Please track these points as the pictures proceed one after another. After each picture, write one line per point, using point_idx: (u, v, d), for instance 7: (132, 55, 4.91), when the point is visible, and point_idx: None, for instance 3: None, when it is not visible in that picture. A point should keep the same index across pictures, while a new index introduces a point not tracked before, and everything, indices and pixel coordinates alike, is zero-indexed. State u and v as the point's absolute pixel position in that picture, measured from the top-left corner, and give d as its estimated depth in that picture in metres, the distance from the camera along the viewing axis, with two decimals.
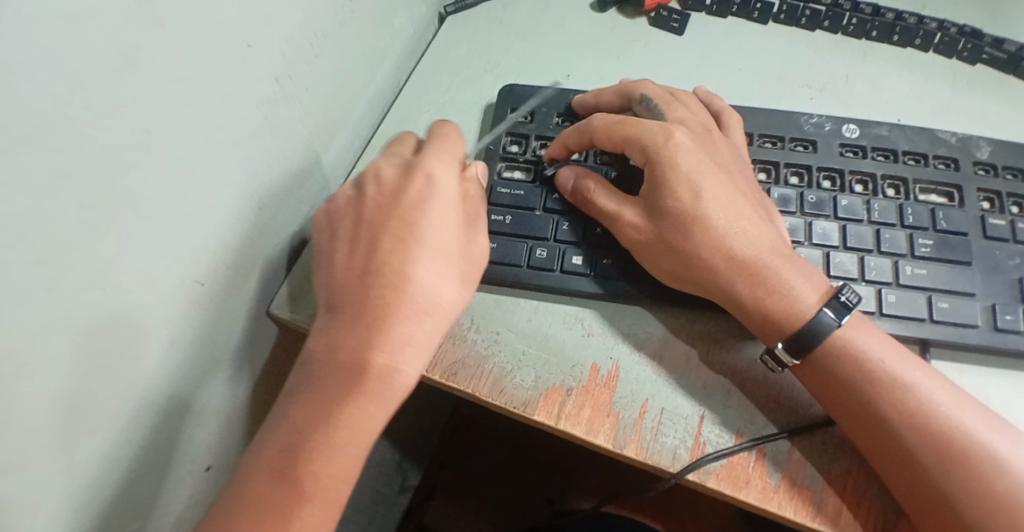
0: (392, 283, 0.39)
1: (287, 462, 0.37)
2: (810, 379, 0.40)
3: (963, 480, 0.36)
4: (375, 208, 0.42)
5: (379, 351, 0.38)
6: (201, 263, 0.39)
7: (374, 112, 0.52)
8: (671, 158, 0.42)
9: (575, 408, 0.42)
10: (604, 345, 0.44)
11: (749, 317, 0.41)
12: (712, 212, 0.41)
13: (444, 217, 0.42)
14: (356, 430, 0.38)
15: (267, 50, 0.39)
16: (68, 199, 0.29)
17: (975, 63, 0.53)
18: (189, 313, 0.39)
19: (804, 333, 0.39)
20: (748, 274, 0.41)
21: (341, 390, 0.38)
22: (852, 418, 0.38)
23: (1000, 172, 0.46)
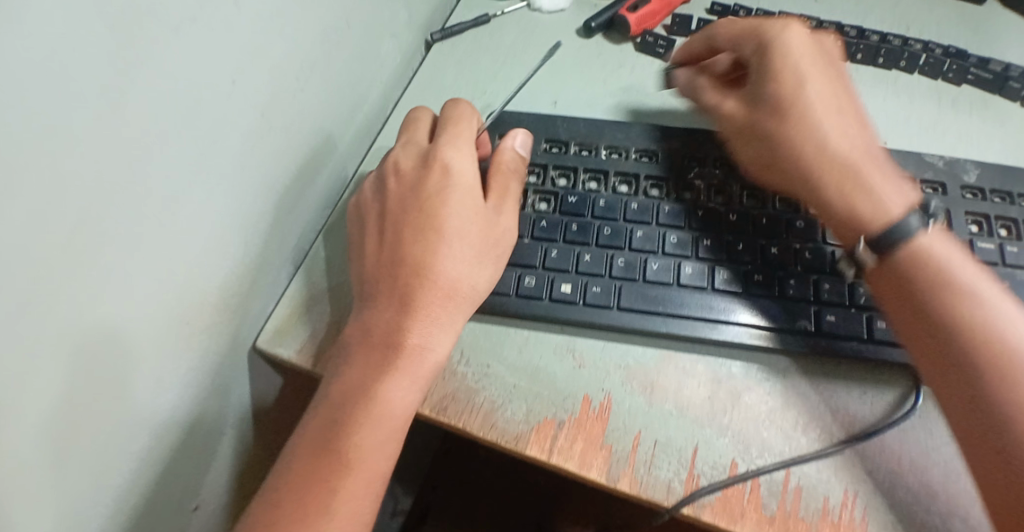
0: (415, 269, 0.41)
1: (319, 456, 0.37)
2: (873, 250, 0.41)
3: (1011, 389, 0.35)
4: (396, 200, 0.44)
5: (410, 331, 0.40)
6: (189, 299, 0.38)
7: (361, 142, 0.52)
8: (798, 79, 0.45)
9: (567, 442, 0.41)
10: (595, 376, 0.43)
11: (825, 190, 0.43)
12: (806, 106, 0.44)
13: (468, 198, 0.43)
14: (390, 415, 0.39)
15: (255, 83, 0.39)
16: (52, 244, 0.28)
17: (961, 84, 0.53)
18: (177, 352, 0.39)
19: (886, 230, 0.40)
20: (816, 136, 0.43)
21: (372, 375, 0.39)
22: (909, 274, 0.39)
23: (988, 195, 0.46)
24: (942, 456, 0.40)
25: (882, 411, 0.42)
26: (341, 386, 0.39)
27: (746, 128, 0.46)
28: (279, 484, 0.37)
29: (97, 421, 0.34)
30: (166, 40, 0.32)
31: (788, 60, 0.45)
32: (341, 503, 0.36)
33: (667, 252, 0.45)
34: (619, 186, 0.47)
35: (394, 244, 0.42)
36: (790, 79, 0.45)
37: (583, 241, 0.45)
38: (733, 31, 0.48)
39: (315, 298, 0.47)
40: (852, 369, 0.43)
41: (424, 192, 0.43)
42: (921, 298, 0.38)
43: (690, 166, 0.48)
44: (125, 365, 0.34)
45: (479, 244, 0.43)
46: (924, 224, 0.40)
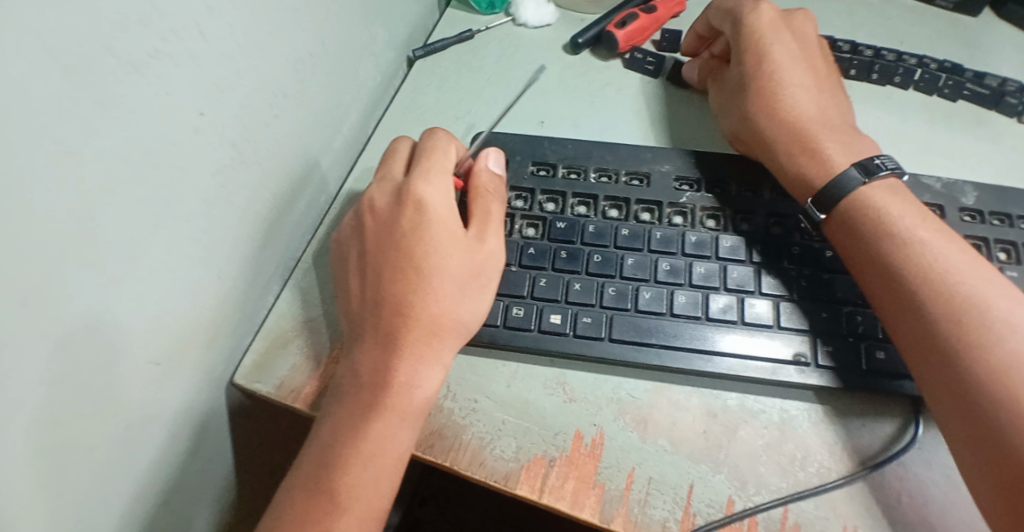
0: (396, 309, 0.40)
1: (312, 503, 0.36)
2: (834, 224, 0.43)
3: (961, 334, 0.37)
4: (375, 235, 0.42)
5: (397, 369, 0.39)
6: (152, 343, 0.37)
7: (341, 165, 0.50)
8: (760, 50, 0.47)
9: (558, 480, 0.40)
10: (586, 410, 0.42)
11: (777, 155, 0.45)
12: (765, 77, 0.47)
13: (449, 229, 0.42)
14: (382, 458, 0.38)
15: (220, 118, 0.37)
16: (4, 300, 0.28)
17: (956, 100, 0.52)
18: (139, 394, 0.37)
19: (829, 187, 0.43)
20: (775, 105, 0.46)
21: (362, 414, 0.38)
22: (867, 244, 0.41)
23: (987, 217, 0.45)
24: (944, 491, 0.39)
25: (882, 442, 0.40)
26: (332, 427, 0.38)
27: (725, 104, 0.49)
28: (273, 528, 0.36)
29: (54, 473, 0.33)
30: (116, 87, 0.31)
31: (757, 38, 0.47)
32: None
33: (659, 280, 0.43)
34: (608, 211, 0.46)
35: (376, 277, 0.41)
36: (754, 56, 0.47)
37: (572, 269, 0.44)
38: (723, 10, 0.50)
39: (296, 331, 0.45)
40: (851, 400, 0.42)
41: (405, 227, 0.42)
42: (880, 267, 0.40)
43: (682, 190, 0.46)
44: (72, 414, 0.33)
45: (464, 276, 0.41)
46: (867, 178, 0.42)
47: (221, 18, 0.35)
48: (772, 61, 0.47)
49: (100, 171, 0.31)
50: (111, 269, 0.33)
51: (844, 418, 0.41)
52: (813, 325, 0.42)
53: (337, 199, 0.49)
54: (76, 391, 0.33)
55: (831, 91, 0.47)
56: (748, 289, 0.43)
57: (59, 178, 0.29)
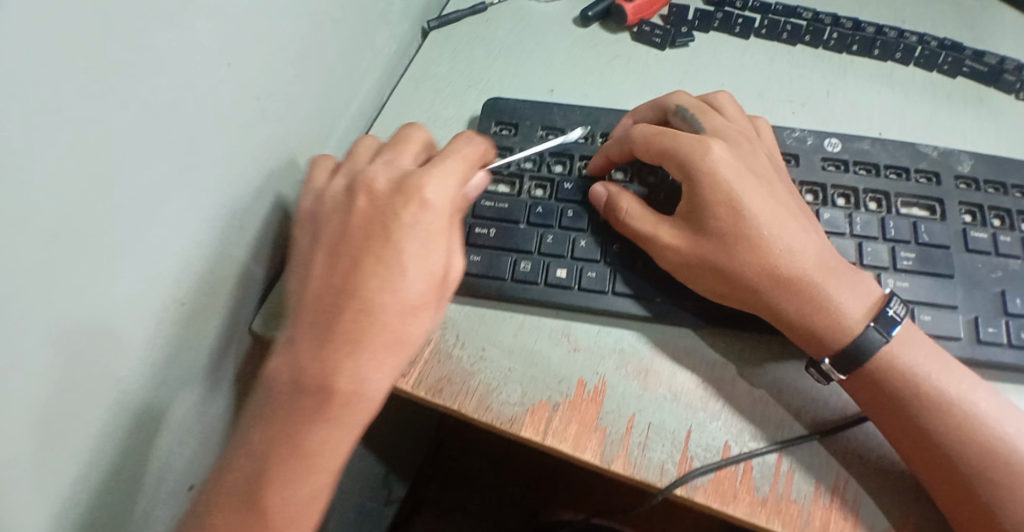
0: (359, 303, 0.37)
1: (239, 504, 0.36)
2: (857, 383, 0.40)
3: (965, 456, 0.38)
4: (359, 221, 0.39)
5: (342, 373, 0.37)
6: (186, 284, 0.38)
7: (356, 130, 0.52)
8: (733, 197, 0.41)
9: (562, 424, 0.42)
10: (589, 360, 0.44)
11: (794, 331, 0.41)
12: (757, 231, 0.41)
13: (434, 246, 0.39)
14: (316, 463, 0.37)
15: (248, 71, 0.39)
16: (63, 236, 0.30)
17: (955, 76, 0.54)
18: (178, 336, 0.39)
19: (851, 347, 0.40)
20: (774, 274, 0.41)
21: (305, 421, 0.36)
22: (886, 414, 0.39)
23: (982, 185, 0.46)
24: None
25: None
26: (275, 423, 0.37)
27: (694, 261, 0.42)
28: (215, 523, 0.36)
29: (102, 407, 0.35)
30: (163, 31, 0.33)
31: (716, 172, 0.42)
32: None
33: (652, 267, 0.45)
34: (615, 174, 0.48)
35: (348, 256, 0.38)
36: (729, 208, 0.41)
37: (578, 227, 0.46)
38: (654, 150, 0.44)
39: None
40: None
41: (380, 210, 0.39)
42: (904, 425, 0.39)
43: None
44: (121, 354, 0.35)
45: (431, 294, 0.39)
46: (887, 335, 0.40)
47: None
48: (749, 212, 0.41)
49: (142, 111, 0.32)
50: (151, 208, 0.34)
51: None
52: None
53: None
54: (128, 324, 0.35)
55: (805, 219, 0.42)
56: None
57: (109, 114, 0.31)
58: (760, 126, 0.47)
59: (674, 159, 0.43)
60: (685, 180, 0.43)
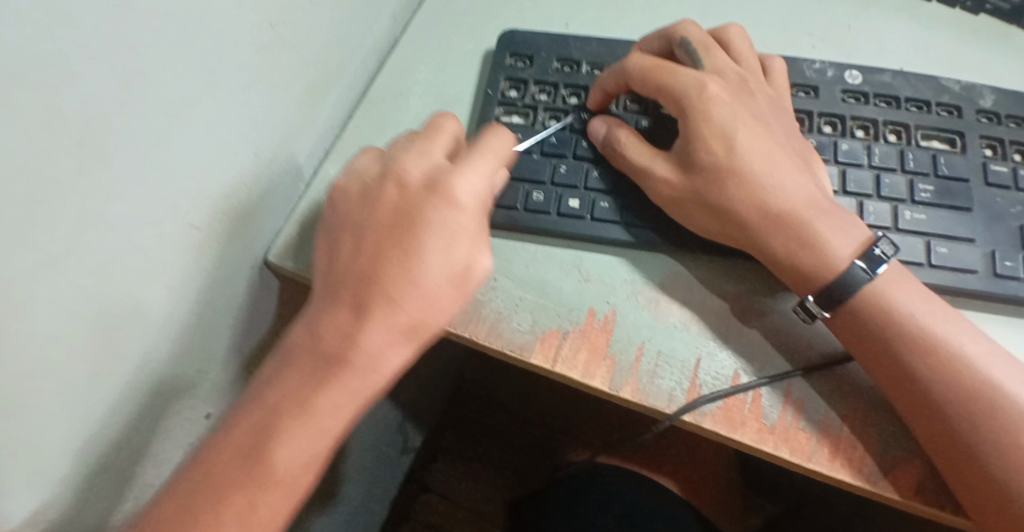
0: (398, 283, 0.38)
1: (241, 456, 0.35)
2: (842, 321, 0.40)
3: (952, 397, 0.37)
4: (355, 204, 0.41)
5: (364, 343, 0.37)
6: (193, 208, 0.39)
7: (371, 62, 0.52)
8: (727, 134, 0.41)
9: (572, 351, 0.42)
10: (600, 290, 0.44)
11: (779, 268, 0.41)
12: (746, 166, 0.41)
13: (441, 223, 0.39)
14: (322, 421, 0.36)
15: None
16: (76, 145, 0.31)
17: (978, 14, 0.52)
18: (185, 257, 0.40)
19: (834, 286, 0.39)
20: (761, 211, 0.40)
21: (315, 381, 0.37)
22: (871, 355, 0.39)
23: (1004, 120, 0.45)
24: None
25: None
26: (248, 418, 0.37)
27: (684, 196, 0.42)
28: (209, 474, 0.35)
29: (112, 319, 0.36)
30: None
31: (708, 106, 0.42)
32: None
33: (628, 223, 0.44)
34: (631, 103, 0.47)
35: (368, 253, 0.39)
36: (720, 143, 0.41)
37: (593, 158, 0.45)
38: (650, 85, 0.43)
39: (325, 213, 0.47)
40: None
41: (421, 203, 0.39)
42: (889, 365, 0.38)
43: None
44: (126, 268, 0.36)
45: (431, 298, 0.38)
46: (872, 274, 0.39)
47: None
48: (739, 149, 0.41)
49: (155, 26, 0.33)
50: (163, 126, 0.35)
51: None
52: (838, 190, 0.43)
53: (368, 94, 0.51)
54: (136, 238, 0.36)
55: (797, 161, 0.42)
56: None
57: (123, 26, 0.31)
58: (771, 64, 0.46)
59: (671, 94, 0.43)
60: (680, 117, 0.43)
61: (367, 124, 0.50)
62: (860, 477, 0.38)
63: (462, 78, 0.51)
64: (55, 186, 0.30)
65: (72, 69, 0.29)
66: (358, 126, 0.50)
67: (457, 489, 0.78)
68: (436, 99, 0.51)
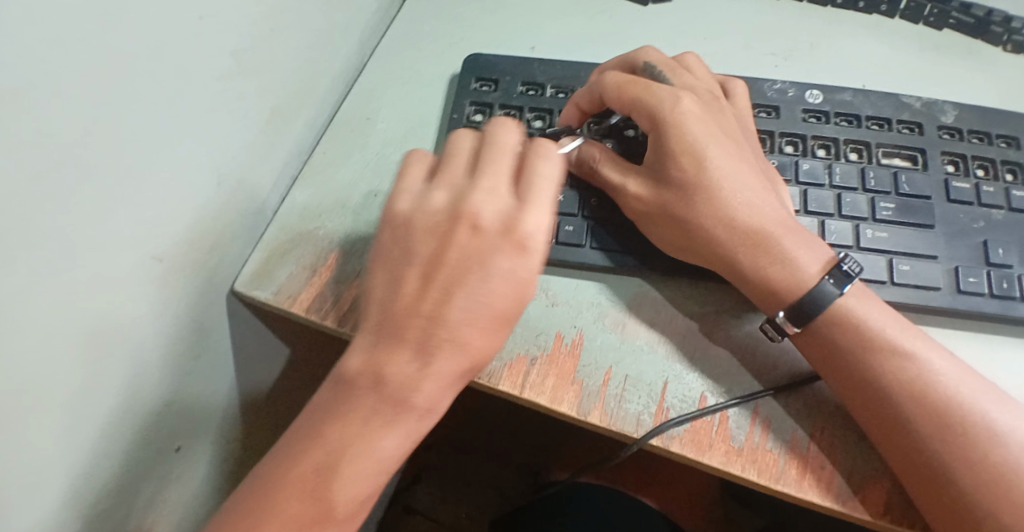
0: (457, 336, 0.35)
1: (306, 495, 0.33)
2: (810, 339, 0.40)
3: (920, 413, 0.37)
4: (468, 235, 0.36)
5: (422, 392, 0.35)
6: (159, 241, 0.39)
7: (339, 88, 0.52)
8: (699, 148, 0.41)
9: (539, 377, 0.42)
10: (568, 313, 0.44)
11: (748, 282, 0.41)
12: (717, 182, 0.41)
13: (506, 266, 0.36)
14: (382, 464, 0.35)
15: (219, 23, 0.39)
16: (29, 186, 0.30)
17: (942, 29, 0.53)
18: (151, 290, 0.39)
19: (803, 304, 0.39)
20: (728, 228, 0.40)
21: (379, 424, 0.35)
22: (840, 374, 0.39)
23: (966, 135, 0.46)
24: None
25: None
26: (309, 456, 0.34)
27: (656, 211, 0.42)
28: (270, 511, 0.33)
29: (76, 357, 0.35)
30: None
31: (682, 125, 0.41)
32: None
33: (595, 245, 0.44)
34: (594, 127, 0.47)
35: (435, 300, 0.36)
36: (692, 158, 0.41)
37: None
38: (622, 100, 0.43)
39: (294, 242, 0.47)
40: None
41: (481, 248, 0.36)
42: (856, 383, 0.38)
43: None
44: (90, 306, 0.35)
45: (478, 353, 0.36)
46: (842, 289, 0.39)
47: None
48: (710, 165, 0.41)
49: (109, 63, 0.33)
50: (123, 163, 0.35)
51: None
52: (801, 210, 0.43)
53: (335, 120, 0.51)
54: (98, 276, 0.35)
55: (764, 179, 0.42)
56: None
57: (78, 66, 0.31)
58: (734, 86, 0.46)
59: (643, 108, 0.42)
60: (652, 132, 0.42)
61: (334, 151, 0.50)
62: (828, 498, 0.38)
63: (429, 103, 0.51)
64: (9, 227, 0.30)
65: (22, 110, 0.29)
66: (325, 152, 0.50)
67: (443, 508, 0.79)
68: (404, 124, 0.51)
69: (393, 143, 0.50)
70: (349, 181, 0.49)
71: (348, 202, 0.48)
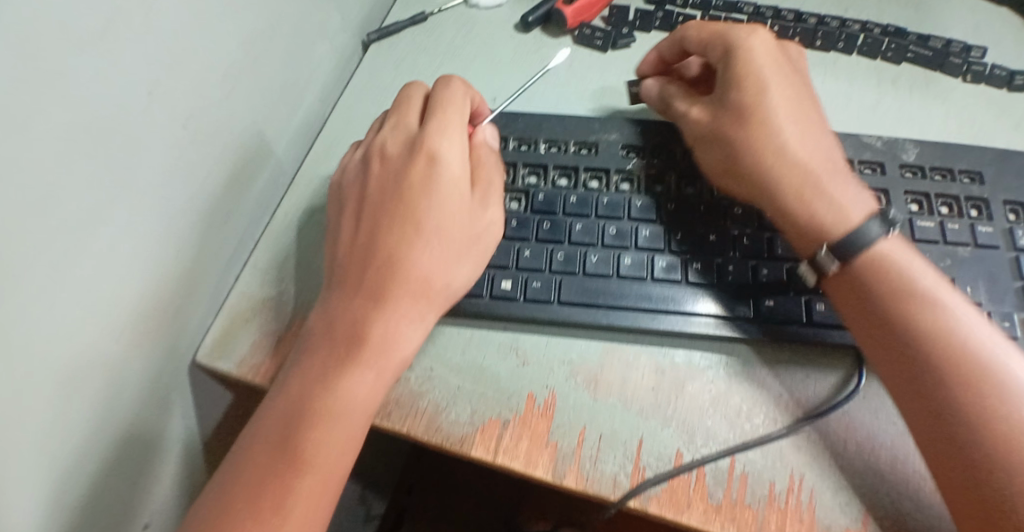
0: (392, 254, 0.41)
1: (270, 449, 0.37)
2: (840, 275, 0.41)
3: (947, 362, 0.37)
4: (387, 177, 0.43)
5: (375, 326, 0.39)
6: (111, 322, 0.37)
7: (299, 146, 0.51)
8: (758, 81, 0.44)
9: (512, 441, 0.41)
10: (539, 373, 0.43)
11: (779, 191, 0.43)
12: (769, 106, 0.43)
13: (445, 183, 0.42)
14: (352, 416, 0.38)
15: (171, 95, 0.38)
16: None
17: (900, 62, 0.53)
18: (103, 373, 0.38)
19: (848, 239, 0.40)
20: (765, 118, 0.43)
21: (334, 370, 0.38)
22: (864, 308, 0.40)
23: (928, 173, 0.46)
24: (892, 436, 0.40)
25: (826, 393, 0.42)
26: (271, 422, 0.38)
27: (710, 133, 0.45)
28: (236, 478, 0.36)
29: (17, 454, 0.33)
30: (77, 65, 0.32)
31: (751, 62, 0.44)
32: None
33: (563, 301, 0.43)
34: (558, 178, 0.47)
35: (370, 230, 0.42)
36: (754, 83, 0.44)
37: (523, 237, 0.45)
38: (705, 32, 0.47)
39: (258, 308, 0.46)
40: (797, 352, 0.43)
41: (400, 169, 0.43)
42: (881, 325, 0.39)
43: (629, 157, 0.47)
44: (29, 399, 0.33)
45: (427, 289, 0.41)
46: (887, 230, 0.41)
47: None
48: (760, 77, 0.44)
49: (43, 148, 0.31)
50: (72, 246, 0.34)
51: (790, 370, 0.42)
52: (770, 254, 0.43)
53: (295, 179, 0.50)
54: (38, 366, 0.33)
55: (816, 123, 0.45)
56: (676, 277, 0.43)
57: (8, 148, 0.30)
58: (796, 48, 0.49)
59: (719, 38, 0.46)
60: (724, 64, 0.45)
61: (295, 210, 0.49)
62: None
63: None
64: None
65: None
66: (286, 212, 0.49)
67: None
68: None
69: None
70: (310, 242, 0.48)
71: (311, 263, 0.47)
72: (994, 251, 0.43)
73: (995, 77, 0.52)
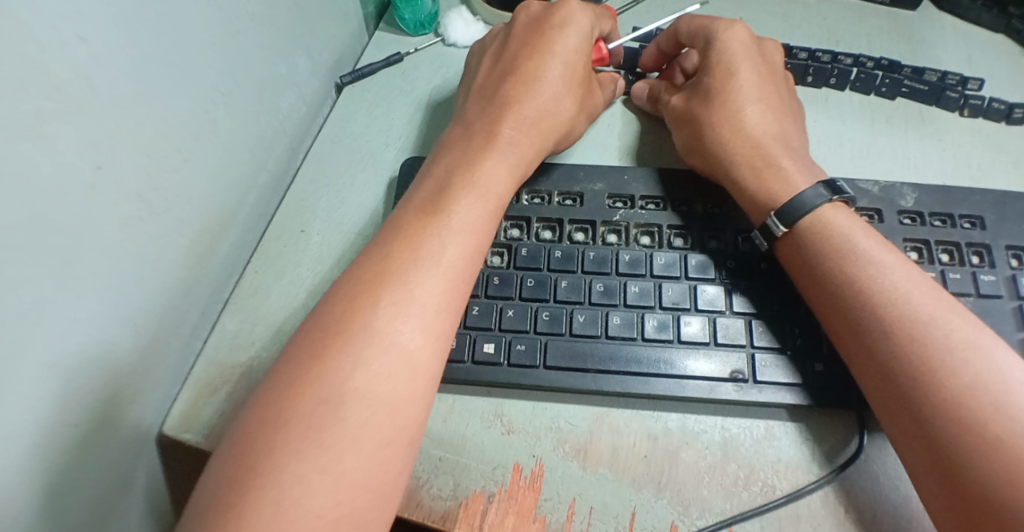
0: (524, 90, 0.46)
1: (422, 211, 0.40)
2: (785, 249, 0.42)
3: (907, 342, 0.37)
4: (523, 25, 0.49)
5: (506, 126, 0.45)
6: (60, 404, 0.35)
7: (270, 198, 0.49)
8: (728, 66, 0.47)
9: (497, 517, 0.38)
10: (524, 442, 0.41)
11: (735, 168, 0.45)
12: (735, 89, 0.47)
13: (567, 43, 0.47)
14: (485, 184, 0.42)
15: (122, 168, 0.35)
16: None
17: (895, 97, 0.52)
18: (50, 458, 0.35)
19: (789, 206, 0.42)
20: (730, 109, 0.46)
21: (473, 151, 0.43)
22: (820, 284, 0.40)
23: (927, 219, 0.44)
24: (897, 505, 0.38)
25: (827, 456, 0.39)
26: (419, 197, 0.42)
27: (683, 116, 0.48)
28: (385, 245, 0.39)
29: None
30: (15, 148, 0.30)
31: (728, 56, 0.48)
32: (356, 416, 0.33)
33: (550, 364, 0.41)
34: (541, 233, 0.45)
35: (498, 76, 0.47)
36: (722, 70, 0.48)
37: (505, 295, 0.43)
38: (694, 25, 0.50)
39: (227, 375, 0.43)
40: (793, 413, 0.41)
41: (536, 23, 0.49)
42: (836, 305, 0.39)
43: (616, 208, 0.46)
44: None
45: (550, 119, 0.46)
46: (831, 196, 0.42)
47: (117, 50, 0.34)
48: (730, 65, 0.47)
49: None
50: (5, 353, 0.31)
51: (787, 434, 0.40)
52: (768, 309, 0.42)
53: (265, 234, 0.48)
54: None
55: (783, 111, 0.47)
56: (667, 337, 0.41)
57: None
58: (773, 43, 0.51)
59: (701, 34, 0.49)
60: (704, 57, 0.49)
61: (266, 268, 0.47)
62: None
63: (368, 210, 0.49)
64: None
65: None
66: (256, 270, 0.47)
67: None
68: (340, 236, 0.48)
69: (330, 257, 0.47)
70: (282, 305, 0.45)
71: (282, 327, 0.44)
72: (997, 302, 0.41)
73: (993, 110, 0.51)
